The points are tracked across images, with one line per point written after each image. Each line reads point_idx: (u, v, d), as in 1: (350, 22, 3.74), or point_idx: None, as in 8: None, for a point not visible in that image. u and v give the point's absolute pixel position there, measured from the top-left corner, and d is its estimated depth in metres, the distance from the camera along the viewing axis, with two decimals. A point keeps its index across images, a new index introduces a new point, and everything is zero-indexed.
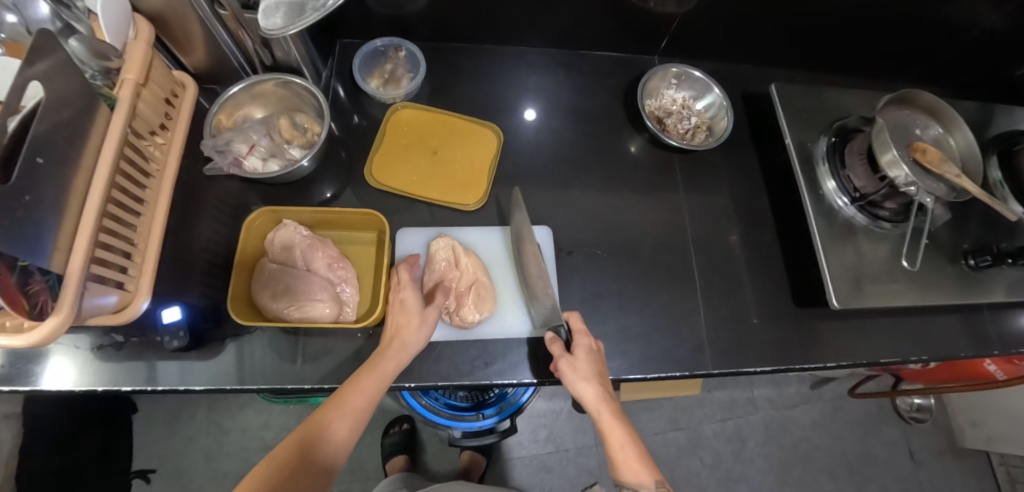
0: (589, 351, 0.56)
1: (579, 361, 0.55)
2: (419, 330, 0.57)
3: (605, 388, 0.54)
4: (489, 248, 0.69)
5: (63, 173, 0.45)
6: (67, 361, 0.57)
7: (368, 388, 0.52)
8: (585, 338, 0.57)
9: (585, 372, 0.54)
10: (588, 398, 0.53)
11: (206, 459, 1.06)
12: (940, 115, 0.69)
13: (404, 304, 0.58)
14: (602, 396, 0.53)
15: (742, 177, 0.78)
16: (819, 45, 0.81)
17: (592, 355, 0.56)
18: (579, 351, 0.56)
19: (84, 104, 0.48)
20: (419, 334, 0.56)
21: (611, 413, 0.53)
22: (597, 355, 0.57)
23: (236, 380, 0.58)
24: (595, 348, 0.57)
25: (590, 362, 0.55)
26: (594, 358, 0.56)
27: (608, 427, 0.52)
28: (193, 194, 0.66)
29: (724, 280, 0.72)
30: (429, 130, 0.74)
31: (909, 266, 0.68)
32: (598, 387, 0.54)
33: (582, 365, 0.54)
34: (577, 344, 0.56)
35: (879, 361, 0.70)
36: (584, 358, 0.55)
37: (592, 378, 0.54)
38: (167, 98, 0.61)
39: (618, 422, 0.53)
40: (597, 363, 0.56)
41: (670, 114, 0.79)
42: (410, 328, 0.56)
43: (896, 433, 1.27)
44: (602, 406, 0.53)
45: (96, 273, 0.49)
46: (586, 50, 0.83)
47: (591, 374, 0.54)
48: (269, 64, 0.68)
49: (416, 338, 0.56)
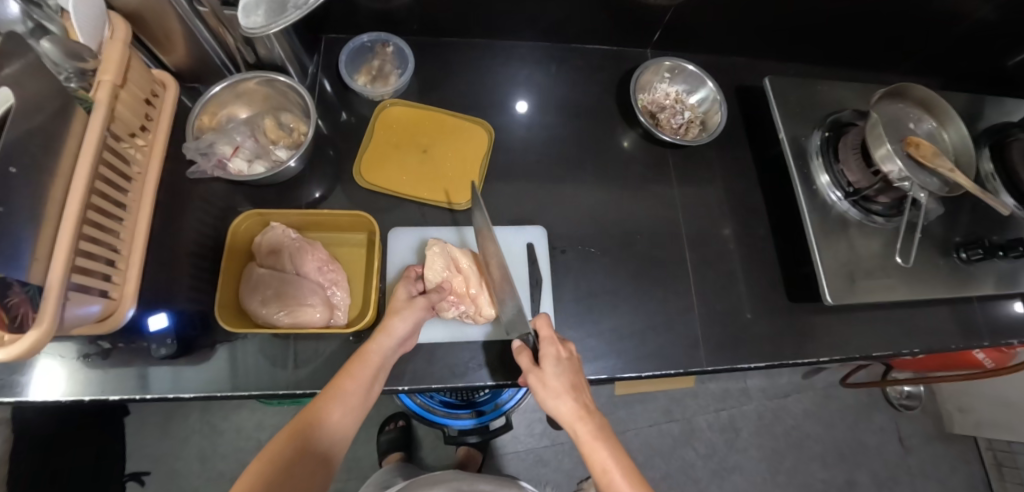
0: (557, 361, 0.53)
1: (548, 376, 0.52)
2: (408, 315, 0.55)
3: (582, 403, 0.51)
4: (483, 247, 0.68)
5: (38, 181, 0.43)
6: (53, 371, 0.56)
7: (349, 397, 0.49)
8: (552, 347, 0.54)
9: (557, 385, 0.51)
10: (564, 417, 0.51)
11: (201, 459, 1.06)
12: (934, 109, 0.69)
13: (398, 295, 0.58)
14: (579, 411, 0.50)
15: (735, 172, 0.78)
16: (813, 36, 0.80)
17: (562, 365, 0.53)
18: (545, 364, 0.53)
19: (58, 108, 0.46)
20: (405, 325, 0.55)
21: (588, 433, 0.49)
22: (567, 363, 0.54)
23: (231, 385, 0.57)
24: (564, 356, 0.54)
25: (561, 374, 0.52)
26: (564, 369, 0.53)
27: (587, 448, 0.49)
28: (178, 197, 0.64)
29: (719, 276, 0.72)
30: (419, 127, 0.73)
31: (903, 261, 0.68)
32: (574, 402, 0.51)
33: (551, 380, 0.52)
34: (544, 355, 0.53)
35: (871, 354, 0.70)
36: (552, 371, 0.52)
37: (564, 393, 0.51)
38: (146, 99, 0.60)
39: (598, 443, 0.49)
40: (570, 373, 0.53)
41: (664, 108, 0.78)
42: (397, 316, 0.55)
43: (886, 420, 1.29)
44: (578, 425, 0.50)
45: (78, 282, 0.47)
46: (579, 44, 0.81)
47: (564, 388, 0.51)
48: (252, 62, 0.66)
49: (404, 325, 0.54)
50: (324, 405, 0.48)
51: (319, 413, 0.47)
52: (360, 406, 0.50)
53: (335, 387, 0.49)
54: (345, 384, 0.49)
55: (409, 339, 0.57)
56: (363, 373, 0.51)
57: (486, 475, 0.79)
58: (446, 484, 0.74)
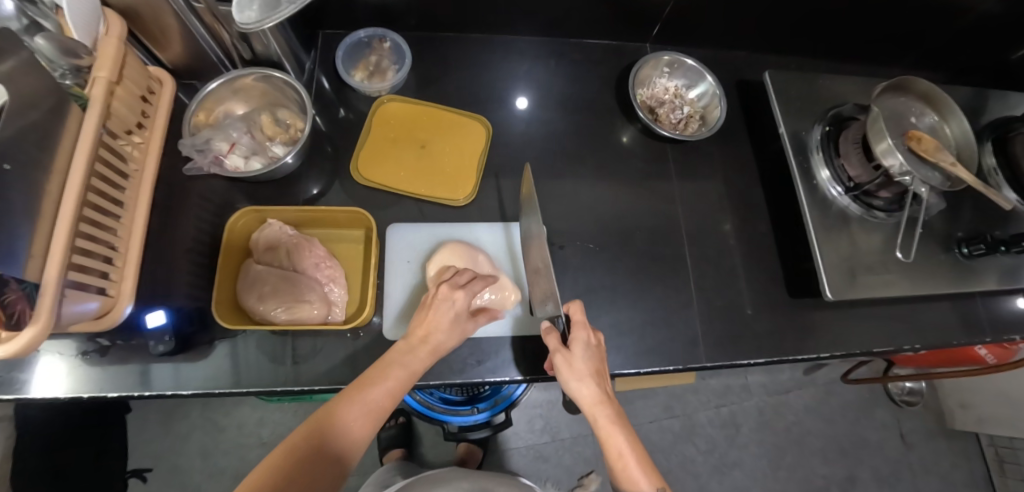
0: (586, 346, 0.53)
1: (576, 359, 0.52)
2: (452, 332, 0.54)
3: (603, 389, 0.52)
4: (486, 243, 0.69)
5: (33, 179, 0.43)
6: (52, 369, 0.56)
7: (344, 430, 0.45)
8: (583, 332, 0.53)
9: (582, 370, 0.52)
10: (585, 400, 0.52)
11: (203, 456, 1.06)
12: (936, 103, 0.68)
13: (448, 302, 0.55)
14: (602, 397, 0.52)
15: (736, 167, 0.77)
16: (814, 29, 0.79)
17: (588, 351, 0.53)
18: (575, 347, 0.52)
19: (52, 105, 0.46)
20: (453, 340, 0.55)
21: (607, 417, 0.51)
22: (595, 349, 0.54)
23: (231, 381, 0.57)
24: (593, 342, 0.54)
25: (587, 359, 0.52)
26: (591, 354, 0.53)
27: (606, 433, 0.50)
28: (174, 194, 0.64)
29: (718, 272, 0.71)
30: (417, 123, 0.72)
31: (903, 256, 0.68)
32: (598, 388, 0.52)
33: (577, 363, 0.52)
34: (575, 338, 0.53)
35: (872, 350, 0.70)
36: (580, 354, 0.52)
37: (588, 377, 0.52)
38: (142, 95, 0.59)
39: (616, 428, 0.50)
40: (597, 360, 0.53)
41: (663, 103, 0.77)
42: (442, 331, 0.54)
43: (887, 416, 1.29)
44: (599, 410, 0.51)
45: (75, 280, 0.47)
46: (578, 38, 0.81)
47: (589, 373, 0.52)
48: (249, 58, 0.66)
49: (449, 341, 0.54)
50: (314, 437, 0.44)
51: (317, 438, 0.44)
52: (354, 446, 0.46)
53: (335, 411, 0.45)
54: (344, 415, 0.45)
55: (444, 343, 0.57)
56: (367, 402, 0.47)
57: (485, 473, 0.79)
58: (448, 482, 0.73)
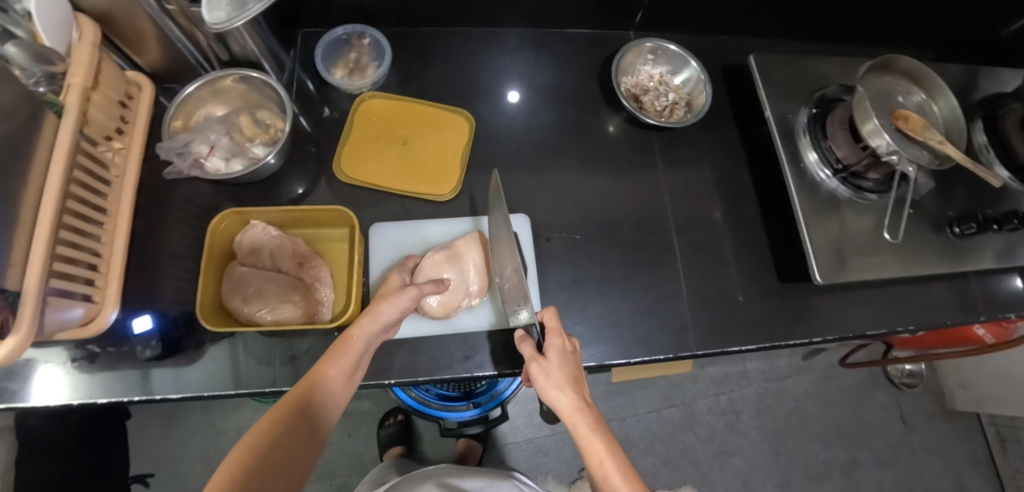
0: (562, 353, 0.52)
1: (552, 366, 0.51)
2: (396, 301, 0.54)
3: (583, 396, 0.49)
4: None
5: (10, 189, 0.43)
6: (41, 378, 0.56)
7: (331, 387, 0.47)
8: (558, 339, 0.54)
9: (559, 376, 0.50)
10: (564, 409, 0.48)
11: (204, 459, 1.07)
12: (922, 81, 0.67)
13: (390, 282, 0.59)
14: (581, 403, 0.49)
15: (724, 153, 0.77)
16: (799, 11, 0.78)
17: (564, 358, 0.52)
18: (551, 354, 0.52)
19: (27, 114, 0.46)
20: (402, 300, 0.55)
21: (587, 425, 0.47)
22: (572, 356, 0.53)
23: (234, 384, 0.57)
24: (568, 349, 0.54)
25: (565, 366, 0.51)
26: (567, 360, 0.52)
27: (585, 442, 0.46)
28: (159, 199, 0.64)
29: (708, 259, 0.71)
30: (398, 119, 0.72)
31: (891, 238, 0.67)
32: (576, 395, 0.49)
33: (554, 370, 0.50)
34: (551, 345, 0.53)
35: (865, 333, 0.69)
36: (556, 361, 0.51)
37: (566, 385, 0.49)
38: (120, 100, 0.59)
39: (596, 435, 0.46)
40: (575, 367, 0.52)
41: (647, 91, 0.76)
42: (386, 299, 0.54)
43: (888, 398, 1.28)
44: (579, 418, 0.47)
45: (58, 287, 0.48)
46: (560, 27, 0.80)
47: (567, 379, 0.50)
48: (226, 59, 0.66)
49: (390, 310, 0.53)
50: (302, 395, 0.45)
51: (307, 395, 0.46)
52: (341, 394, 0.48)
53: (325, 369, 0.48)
54: (327, 370, 0.47)
55: (393, 325, 0.55)
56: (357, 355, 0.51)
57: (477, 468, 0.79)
58: (434, 480, 0.73)
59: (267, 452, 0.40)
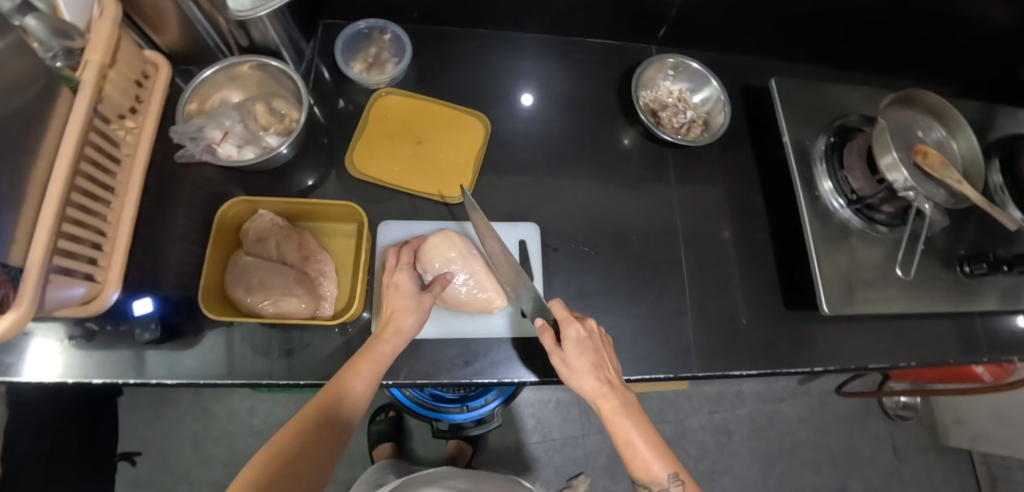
0: (579, 342, 0.52)
1: (570, 357, 0.52)
2: (415, 312, 0.55)
3: (606, 379, 0.52)
4: None
5: (17, 164, 0.43)
6: (37, 355, 0.55)
7: (351, 393, 0.48)
8: (572, 328, 0.52)
9: (579, 367, 0.51)
10: (589, 392, 0.51)
11: (192, 442, 1.07)
12: (943, 117, 0.66)
13: (398, 288, 0.56)
14: (603, 388, 0.51)
15: (738, 174, 0.76)
16: (824, 36, 0.78)
17: (582, 347, 0.52)
18: (567, 346, 0.52)
19: (39, 90, 0.45)
20: (416, 315, 0.55)
21: (613, 409, 0.50)
22: (588, 341, 0.52)
23: (233, 373, 0.56)
24: (585, 335, 0.52)
25: (582, 355, 0.52)
26: (585, 348, 0.52)
27: (613, 423, 0.50)
28: (168, 181, 0.63)
29: (715, 280, 0.70)
30: (413, 118, 0.71)
31: (902, 274, 0.66)
32: (598, 381, 0.51)
33: (574, 361, 0.52)
34: (565, 336, 0.52)
35: (867, 366, 0.69)
36: (574, 352, 0.52)
37: (588, 371, 0.51)
38: (136, 80, 0.59)
39: (624, 418, 0.50)
40: (594, 351, 0.52)
41: (666, 107, 0.75)
42: (407, 312, 0.55)
43: (881, 429, 1.28)
44: (602, 401, 0.50)
45: (61, 265, 0.47)
46: (582, 37, 0.79)
47: (588, 367, 0.51)
48: (246, 46, 0.65)
49: (413, 321, 0.55)
50: (320, 409, 0.46)
51: (325, 406, 0.46)
52: (359, 403, 0.49)
53: (341, 379, 0.49)
54: (350, 381, 0.49)
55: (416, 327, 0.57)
56: (378, 360, 0.51)
57: (482, 475, 0.75)
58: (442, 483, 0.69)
59: (288, 459, 0.42)
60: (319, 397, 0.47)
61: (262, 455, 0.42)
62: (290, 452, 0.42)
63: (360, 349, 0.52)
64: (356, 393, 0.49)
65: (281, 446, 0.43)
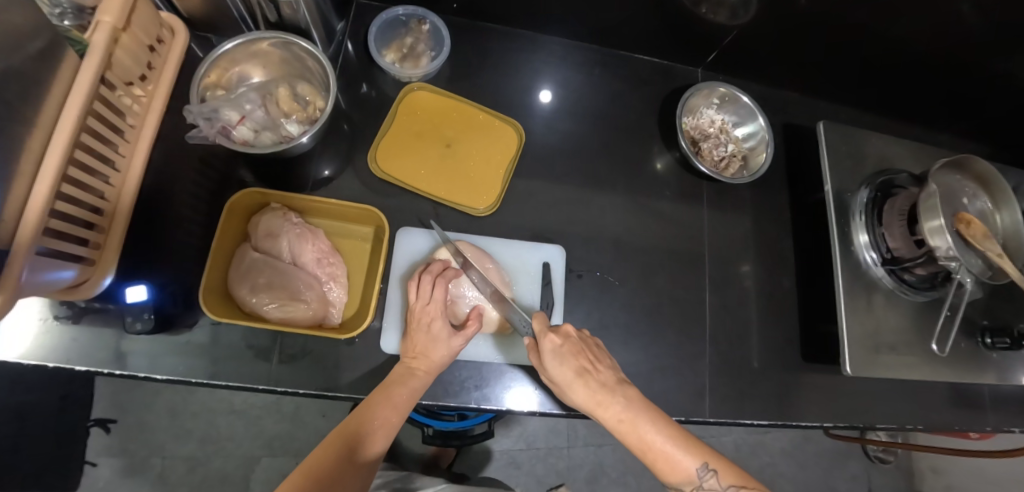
0: (555, 352, 0.50)
1: (553, 371, 0.51)
2: (442, 349, 0.53)
3: (599, 384, 0.49)
4: (514, 262, 0.64)
5: (13, 133, 0.38)
6: (15, 331, 0.50)
7: (383, 422, 0.46)
8: (547, 339, 0.51)
9: (563, 379, 0.50)
10: (586, 403, 0.49)
11: (171, 413, 0.99)
12: (991, 187, 0.64)
13: (431, 328, 0.53)
14: (597, 396, 0.49)
15: (770, 213, 0.74)
16: (875, 82, 0.75)
17: (559, 356, 0.50)
18: (545, 359, 0.51)
19: (44, 51, 0.40)
20: (445, 357, 0.53)
21: (622, 408, 0.47)
22: (569, 348, 0.51)
23: (229, 375, 0.52)
24: (560, 343, 0.51)
25: (561, 364, 0.50)
26: (563, 357, 0.50)
27: (621, 428, 0.47)
28: (174, 157, 0.59)
29: (735, 322, 0.68)
30: (444, 118, 0.67)
31: (937, 350, 0.65)
32: (588, 389, 0.49)
33: (556, 374, 0.50)
34: (543, 351, 0.51)
35: (875, 426, 0.68)
36: (551, 361, 0.51)
37: (575, 382, 0.49)
38: (150, 44, 0.54)
39: (637, 419, 0.46)
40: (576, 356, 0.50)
41: (707, 137, 0.72)
42: (435, 346, 0.53)
43: (858, 469, 1.30)
44: (600, 410, 0.48)
45: (50, 246, 0.43)
46: (628, 51, 0.75)
47: (571, 377, 0.50)
48: (273, 21, 0.60)
49: (442, 358, 0.53)
50: (351, 434, 0.44)
51: (357, 431, 0.45)
52: (388, 434, 0.47)
53: (372, 403, 0.47)
54: (382, 407, 0.47)
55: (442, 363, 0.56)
56: (412, 388, 0.50)
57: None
58: None
59: (319, 479, 0.40)
60: (351, 421, 0.45)
61: (294, 477, 0.40)
62: (323, 473, 0.41)
63: (390, 377, 0.51)
64: (388, 422, 0.47)
65: (312, 467, 0.41)
